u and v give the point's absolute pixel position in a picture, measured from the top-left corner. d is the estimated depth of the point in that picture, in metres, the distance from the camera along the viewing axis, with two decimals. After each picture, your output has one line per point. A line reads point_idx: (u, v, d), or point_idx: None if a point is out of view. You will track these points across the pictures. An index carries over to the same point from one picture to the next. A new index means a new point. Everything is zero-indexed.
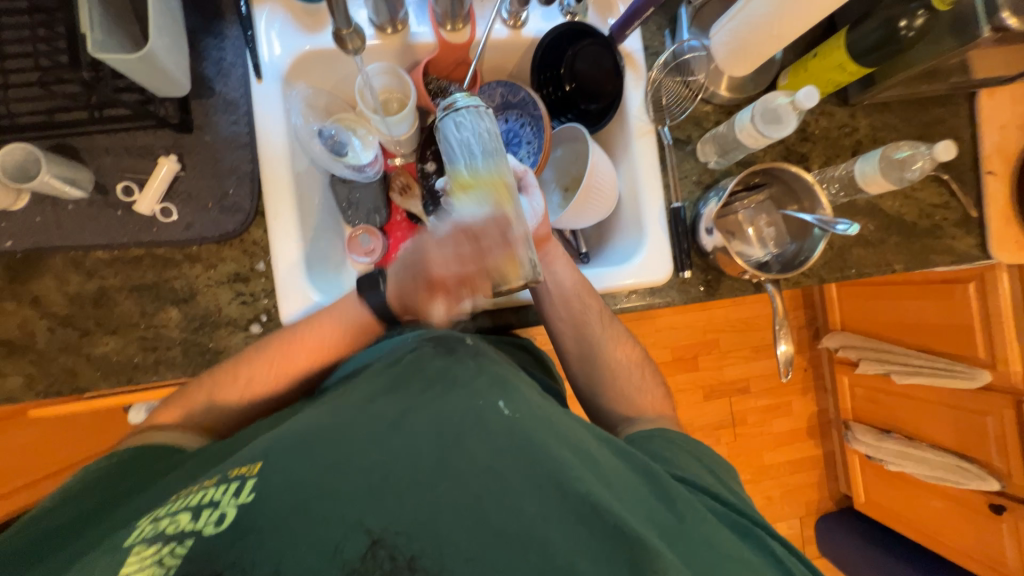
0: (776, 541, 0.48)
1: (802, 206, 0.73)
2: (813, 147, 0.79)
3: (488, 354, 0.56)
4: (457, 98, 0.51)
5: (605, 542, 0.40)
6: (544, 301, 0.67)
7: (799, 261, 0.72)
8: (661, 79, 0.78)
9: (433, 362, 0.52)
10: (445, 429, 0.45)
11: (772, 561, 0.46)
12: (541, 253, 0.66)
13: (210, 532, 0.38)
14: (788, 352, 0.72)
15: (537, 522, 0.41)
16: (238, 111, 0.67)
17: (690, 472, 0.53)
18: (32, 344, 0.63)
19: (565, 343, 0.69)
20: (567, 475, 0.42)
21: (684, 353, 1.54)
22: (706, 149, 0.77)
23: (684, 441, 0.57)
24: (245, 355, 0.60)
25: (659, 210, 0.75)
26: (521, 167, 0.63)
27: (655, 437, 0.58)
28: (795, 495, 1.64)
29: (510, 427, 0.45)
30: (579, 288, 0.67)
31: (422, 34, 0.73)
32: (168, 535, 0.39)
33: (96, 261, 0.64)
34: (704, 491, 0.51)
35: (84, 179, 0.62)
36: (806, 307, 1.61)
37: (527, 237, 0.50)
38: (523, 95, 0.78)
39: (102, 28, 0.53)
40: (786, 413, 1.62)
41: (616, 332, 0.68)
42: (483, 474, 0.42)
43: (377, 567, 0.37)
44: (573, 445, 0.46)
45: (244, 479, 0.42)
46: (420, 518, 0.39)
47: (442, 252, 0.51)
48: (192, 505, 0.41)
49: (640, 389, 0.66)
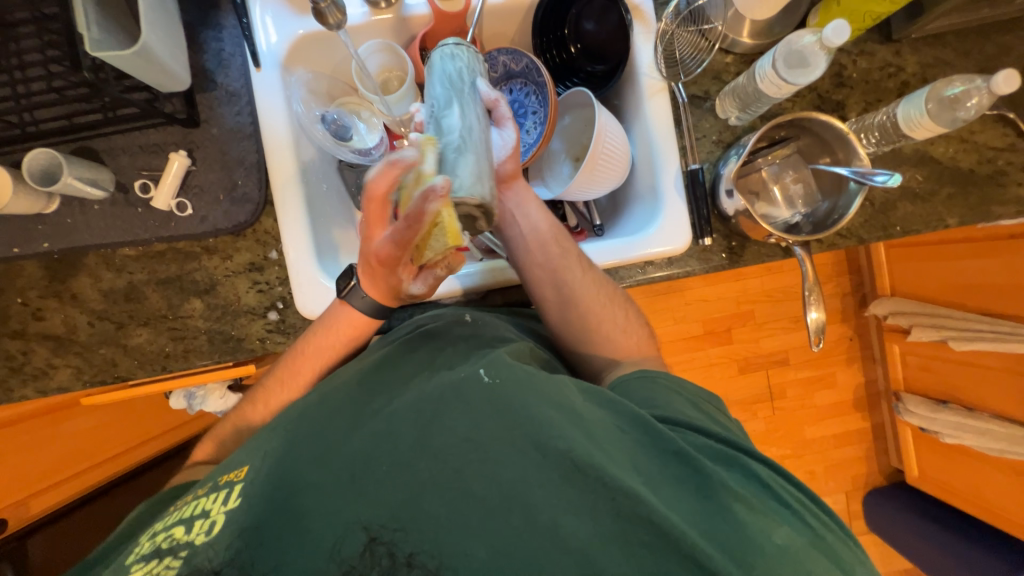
0: (764, 466, 0.45)
1: (835, 158, 0.67)
2: (851, 93, 0.72)
3: (476, 332, 0.57)
4: (445, 42, 0.57)
5: (588, 496, 0.39)
6: (517, 246, 0.63)
7: (832, 220, 0.66)
8: (673, 30, 0.72)
9: (416, 355, 0.54)
10: (424, 408, 0.44)
11: (764, 488, 0.43)
12: (513, 193, 0.63)
13: (202, 540, 0.41)
14: (819, 320, 0.67)
15: (518, 486, 0.40)
16: (240, 102, 0.68)
17: (677, 411, 0.49)
18: (75, 337, 0.67)
19: (544, 293, 0.62)
20: (545, 434, 0.41)
21: (716, 326, 1.47)
22: (726, 104, 0.71)
23: (667, 377, 0.53)
24: (261, 386, 0.62)
25: (674, 172, 0.70)
26: (496, 94, 0.56)
27: (641, 380, 0.53)
28: (841, 470, 1.56)
29: (488, 395, 0.44)
30: (553, 232, 0.63)
31: (416, 5, 0.71)
32: (164, 549, 0.42)
33: (124, 258, 0.67)
34: (691, 428, 0.47)
35: (105, 180, 0.65)
36: (852, 272, 1.50)
37: (470, 135, 0.51)
38: (526, 62, 0.74)
39: (97, 26, 0.54)
40: (829, 385, 1.54)
41: (594, 278, 0.62)
42: (460, 444, 0.41)
43: (375, 564, 0.38)
44: (556, 400, 0.44)
45: (233, 485, 0.45)
46: (403, 502, 0.40)
47: (370, 222, 0.52)
48: (186, 518, 0.44)
49: (624, 330, 0.62)
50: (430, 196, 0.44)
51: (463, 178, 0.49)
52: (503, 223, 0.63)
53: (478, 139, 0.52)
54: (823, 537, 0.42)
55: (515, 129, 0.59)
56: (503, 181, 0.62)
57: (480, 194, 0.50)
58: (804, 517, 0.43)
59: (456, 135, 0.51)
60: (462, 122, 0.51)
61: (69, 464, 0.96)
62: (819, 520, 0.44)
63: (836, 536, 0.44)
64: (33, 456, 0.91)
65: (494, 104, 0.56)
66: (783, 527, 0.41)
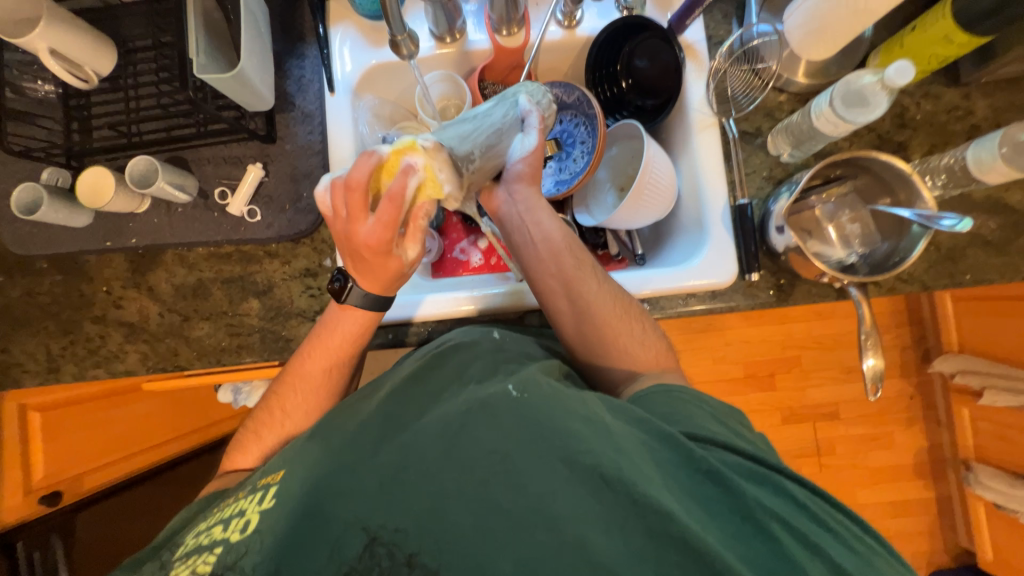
0: (798, 484, 0.44)
1: (896, 199, 0.65)
2: (913, 135, 0.69)
3: (506, 347, 0.56)
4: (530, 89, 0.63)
5: (617, 512, 0.39)
6: (532, 257, 0.62)
7: (893, 262, 0.63)
8: (726, 68, 0.73)
9: (442, 368, 0.55)
10: (451, 421, 0.44)
11: (802, 508, 0.42)
12: (522, 198, 0.61)
13: (236, 539, 0.43)
14: (876, 367, 0.63)
15: (545, 498, 0.39)
16: (313, 122, 0.74)
17: (705, 427, 0.47)
18: (146, 325, 0.73)
19: (558, 305, 0.61)
20: (572, 448, 0.41)
21: (759, 370, 1.40)
22: (778, 141, 0.70)
23: (692, 393, 0.51)
24: (261, 405, 0.62)
25: (721, 207, 0.70)
26: (532, 106, 0.57)
27: (663, 395, 0.51)
28: (898, 544, 1.41)
29: (517, 409, 0.44)
30: (565, 242, 0.62)
31: (479, 41, 0.76)
32: (205, 544, 0.44)
33: (197, 257, 0.74)
34: (719, 444, 0.45)
35: (190, 186, 0.72)
36: (913, 324, 1.40)
37: (485, 124, 0.54)
38: (578, 95, 0.77)
39: (205, 53, 0.62)
40: (886, 446, 1.41)
41: (610, 290, 0.60)
42: (488, 456, 0.41)
43: (376, 564, 0.39)
44: (582, 414, 0.44)
45: (268, 488, 0.46)
46: (428, 512, 0.40)
47: (358, 219, 0.46)
48: (225, 518, 0.46)
49: (642, 343, 0.59)
50: (410, 171, 0.44)
51: (450, 132, 0.51)
52: (513, 230, 0.63)
53: (489, 124, 0.54)
54: (869, 559, 0.41)
55: (538, 139, 0.57)
56: (517, 181, 0.60)
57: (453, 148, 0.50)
58: (848, 539, 0.41)
59: (470, 113, 0.55)
60: (483, 110, 0.55)
61: (122, 445, 1.01)
62: (865, 543, 0.42)
63: (882, 559, 0.42)
64: (91, 435, 0.96)
65: (525, 116, 0.57)
66: (828, 549, 0.40)
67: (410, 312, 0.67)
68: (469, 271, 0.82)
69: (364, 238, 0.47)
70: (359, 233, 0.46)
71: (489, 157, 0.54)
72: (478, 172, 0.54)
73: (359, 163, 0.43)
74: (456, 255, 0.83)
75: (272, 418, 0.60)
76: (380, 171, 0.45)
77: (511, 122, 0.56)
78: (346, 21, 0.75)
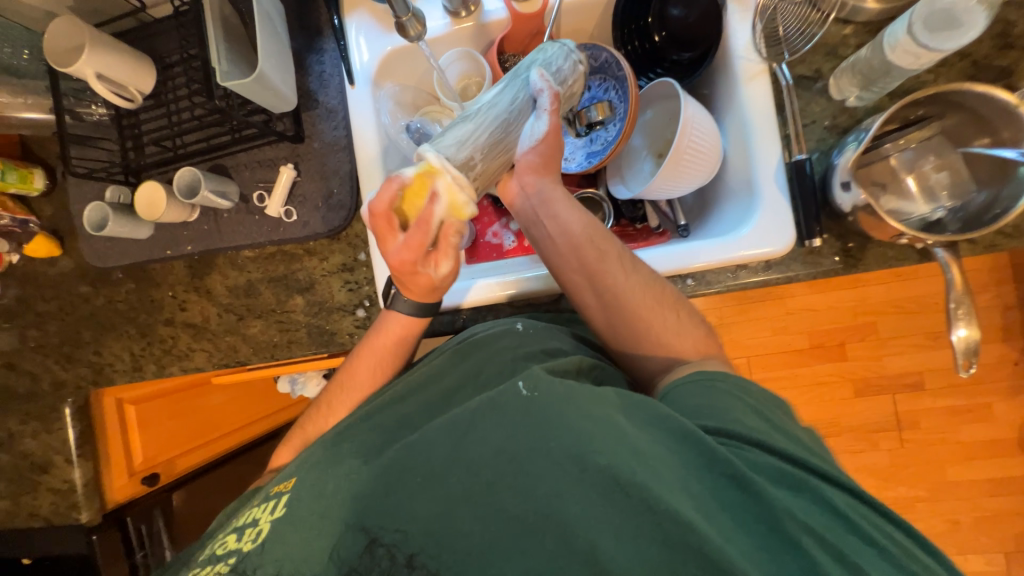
0: (842, 492, 0.40)
1: (998, 138, 0.54)
2: (1022, 57, 0.57)
3: (529, 341, 0.55)
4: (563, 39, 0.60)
5: (629, 518, 0.37)
6: (547, 249, 0.59)
7: (992, 215, 0.53)
8: (776, 4, 0.63)
9: (459, 363, 0.55)
10: (460, 417, 0.44)
11: (843, 520, 0.37)
12: (535, 190, 0.58)
13: (249, 547, 0.45)
14: (970, 339, 0.54)
15: (552, 501, 0.38)
16: (337, 117, 0.75)
17: (738, 422, 0.43)
18: (208, 325, 0.79)
19: (583, 298, 0.58)
20: (585, 448, 0.39)
21: (826, 340, 1.28)
22: (843, 83, 0.61)
23: (729, 383, 0.48)
24: (311, 410, 0.64)
25: (775, 163, 0.62)
26: (544, 83, 0.54)
27: (694, 385, 0.48)
28: (997, 526, 1.27)
29: (528, 408, 0.42)
30: (588, 231, 0.57)
31: (495, 11, 0.72)
32: (219, 555, 0.46)
33: (245, 258, 0.78)
34: (752, 444, 0.41)
35: (232, 192, 0.75)
36: (1018, 280, 1.21)
37: (484, 120, 0.52)
38: (606, 56, 0.71)
39: (227, 60, 0.64)
40: (982, 419, 1.25)
41: (640, 279, 0.56)
42: (496, 454, 0.41)
43: (376, 564, 0.41)
44: (595, 413, 0.41)
45: (280, 496, 0.48)
46: (435, 518, 0.40)
47: (391, 238, 0.53)
48: (239, 526, 0.49)
49: (677, 332, 0.54)
50: (434, 199, 0.49)
51: (448, 139, 0.51)
52: (530, 225, 0.60)
53: (493, 116, 0.52)
54: None
55: (551, 122, 0.54)
56: (530, 172, 0.57)
57: (452, 156, 0.51)
58: (902, 560, 0.36)
59: (474, 105, 0.54)
60: (488, 98, 0.54)
61: (204, 433, 1.15)
62: (923, 563, 0.37)
63: None
64: (179, 424, 1.09)
65: (535, 92, 0.54)
66: (871, 569, 0.35)
67: (455, 300, 0.66)
68: (504, 254, 0.80)
69: (394, 254, 0.53)
70: (391, 250, 0.53)
71: (494, 155, 0.53)
72: (484, 172, 0.54)
73: (382, 188, 0.50)
74: (489, 239, 0.81)
75: (319, 413, 0.62)
76: (405, 195, 0.50)
77: (522, 106, 0.54)
78: (360, 9, 0.74)
